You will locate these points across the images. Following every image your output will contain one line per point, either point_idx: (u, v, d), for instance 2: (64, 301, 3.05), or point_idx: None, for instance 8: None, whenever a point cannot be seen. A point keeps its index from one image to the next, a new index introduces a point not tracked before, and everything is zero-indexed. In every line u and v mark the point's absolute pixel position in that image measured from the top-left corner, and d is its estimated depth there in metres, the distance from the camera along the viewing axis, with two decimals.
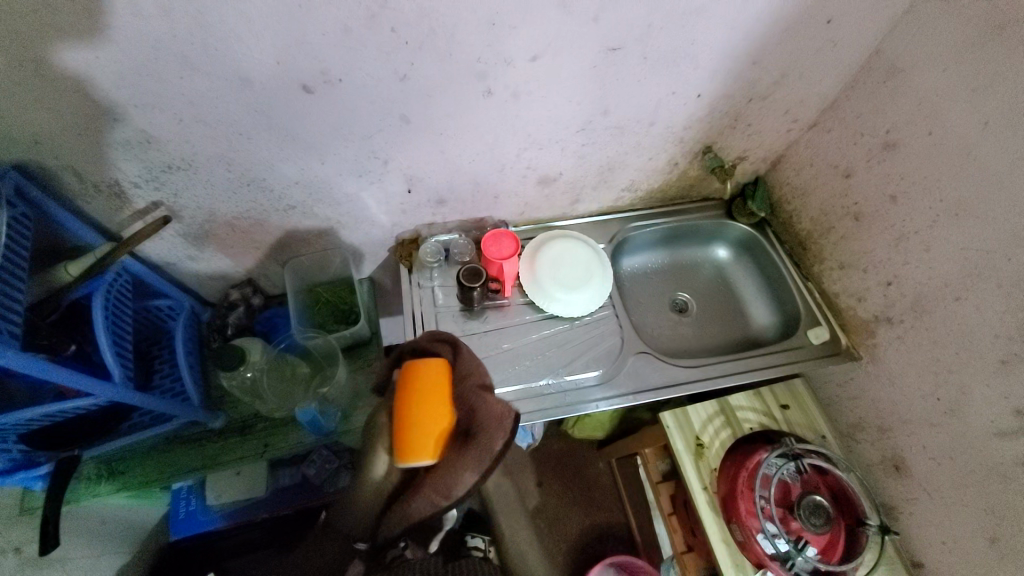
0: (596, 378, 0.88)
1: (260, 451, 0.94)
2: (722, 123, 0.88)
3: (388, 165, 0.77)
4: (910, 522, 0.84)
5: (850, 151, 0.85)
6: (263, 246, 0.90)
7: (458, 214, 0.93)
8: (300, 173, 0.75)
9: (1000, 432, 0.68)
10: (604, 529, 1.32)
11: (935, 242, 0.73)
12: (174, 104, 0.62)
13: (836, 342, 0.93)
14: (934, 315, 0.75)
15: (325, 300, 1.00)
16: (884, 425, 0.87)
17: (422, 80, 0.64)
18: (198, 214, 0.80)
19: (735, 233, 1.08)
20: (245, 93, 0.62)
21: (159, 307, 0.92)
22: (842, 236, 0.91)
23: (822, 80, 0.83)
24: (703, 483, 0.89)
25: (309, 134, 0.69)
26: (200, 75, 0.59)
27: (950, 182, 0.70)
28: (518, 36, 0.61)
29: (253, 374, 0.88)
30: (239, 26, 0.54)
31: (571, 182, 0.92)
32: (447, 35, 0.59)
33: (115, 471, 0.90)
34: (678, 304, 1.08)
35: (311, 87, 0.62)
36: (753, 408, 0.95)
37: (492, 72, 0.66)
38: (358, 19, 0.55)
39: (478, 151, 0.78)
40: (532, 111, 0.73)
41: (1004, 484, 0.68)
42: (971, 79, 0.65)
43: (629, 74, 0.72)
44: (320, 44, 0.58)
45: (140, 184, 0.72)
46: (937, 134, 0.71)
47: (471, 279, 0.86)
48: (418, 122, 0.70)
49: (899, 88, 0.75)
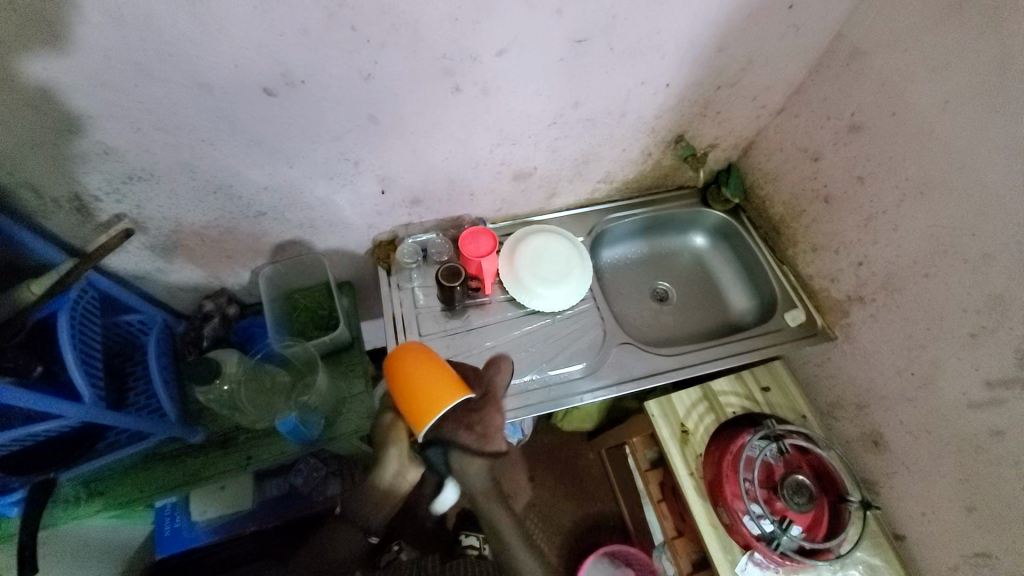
0: (580, 371, 0.88)
1: (243, 464, 0.91)
2: (693, 112, 0.88)
3: (359, 166, 0.76)
4: (890, 495, 0.86)
5: (817, 135, 0.87)
6: (235, 255, 0.88)
7: (434, 213, 0.92)
8: (269, 179, 0.74)
9: (972, 403, 0.70)
10: (597, 519, 1.34)
11: (902, 221, 0.75)
12: (131, 113, 0.60)
13: (812, 323, 0.95)
14: (904, 292, 0.77)
15: (303, 307, 0.98)
16: (862, 402, 0.89)
17: (387, 78, 0.63)
18: (165, 225, 0.78)
19: (711, 221, 1.10)
20: (204, 99, 0.60)
21: (131, 322, 0.89)
22: (813, 219, 0.92)
23: (787, 66, 0.84)
24: (689, 468, 0.90)
25: (275, 138, 0.67)
26: (155, 82, 0.57)
27: (914, 161, 0.71)
28: (482, 31, 0.61)
29: (229, 387, 0.85)
30: (194, 29, 0.52)
31: (546, 177, 0.92)
32: (410, 31, 0.58)
33: (94, 493, 0.86)
34: (658, 293, 1.09)
35: (274, 89, 0.61)
36: (735, 393, 0.97)
37: (459, 68, 0.65)
38: (317, 18, 0.54)
39: (450, 149, 0.78)
40: (502, 106, 0.73)
41: (977, 453, 0.70)
42: (930, 60, 0.66)
43: (597, 65, 0.72)
44: (279, 45, 0.56)
45: (101, 197, 0.70)
46: (900, 115, 0.72)
47: (450, 278, 0.86)
48: (387, 122, 0.69)
49: (861, 71, 0.76)
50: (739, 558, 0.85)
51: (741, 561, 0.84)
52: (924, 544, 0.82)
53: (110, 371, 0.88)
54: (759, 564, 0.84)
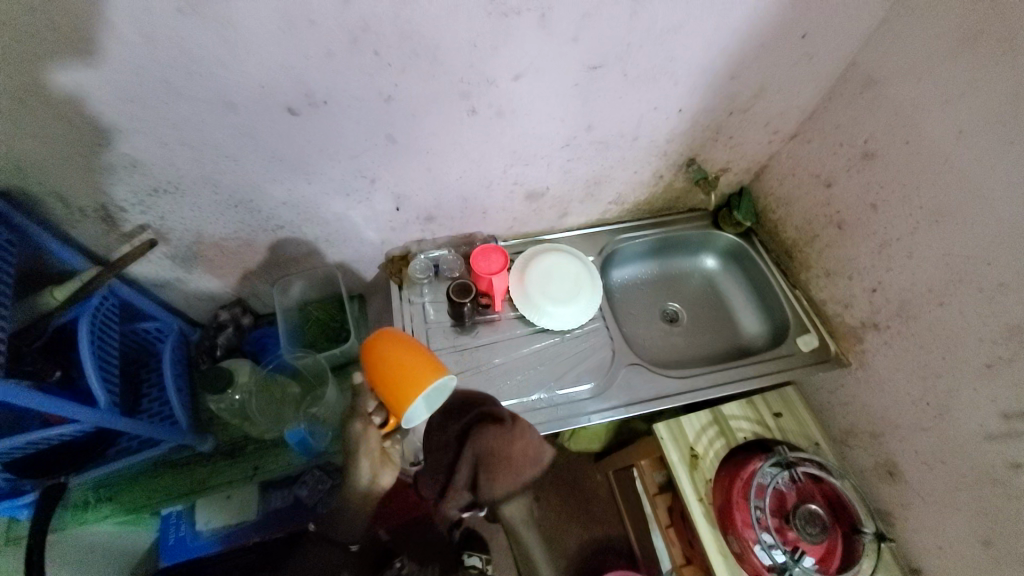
0: (589, 391, 0.88)
1: (250, 474, 0.94)
2: (705, 136, 0.89)
3: (376, 183, 0.77)
4: (906, 529, 0.84)
5: (830, 161, 0.87)
6: (252, 266, 0.90)
7: (447, 230, 0.94)
8: (288, 194, 0.76)
9: (990, 436, 0.68)
10: (603, 544, 1.31)
11: (917, 248, 0.75)
12: (159, 129, 0.62)
13: (825, 349, 0.94)
14: (919, 320, 0.76)
15: (315, 319, 0.99)
16: (877, 431, 0.87)
17: (406, 100, 0.65)
18: (185, 236, 0.80)
19: (722, 243, 1.10)
20: (230, 117, 0.62)
21: (148, 329, 0.91)
22: (826, 244, 0.92)
23: (800, 93, 0.85)
24: (698, 494, 0.89)
25: (295, 155, 0.69)
26: (184, 100, 0.59)
27: (927, 189, 0.71)
28: (499, 56, 0.63)
29: (241, 397, 0.90)
30: (223, 51, 0.55)
31: (559, 197, 0.93)
32: (430, 55, 0.60)
33: (102, 499, 0.88)
34: (669, 314, 1.09)
35: (297, 109, 0.63)
36: (745, 417, 0.96)
37: (476, 91, 0.67)
38: (341, 43, 0.56)
39: (465, 168, 0.79)
40: (516, 128, 0.74)
41: (996, 489, 0.68)
42: (943, 89, 0.67)
43: (610, 90, 0.73)
44: (303, 68, 0.58)
45: (127, 208, 0.73)
46: (913, 144, 0.72)
47: (461, 294, 0.86)
48: (404, 141, 0.71)
49: (874, 99, 0.77)
50: None
51: None
52: None
53: (126, 377, 0.90)
54: None
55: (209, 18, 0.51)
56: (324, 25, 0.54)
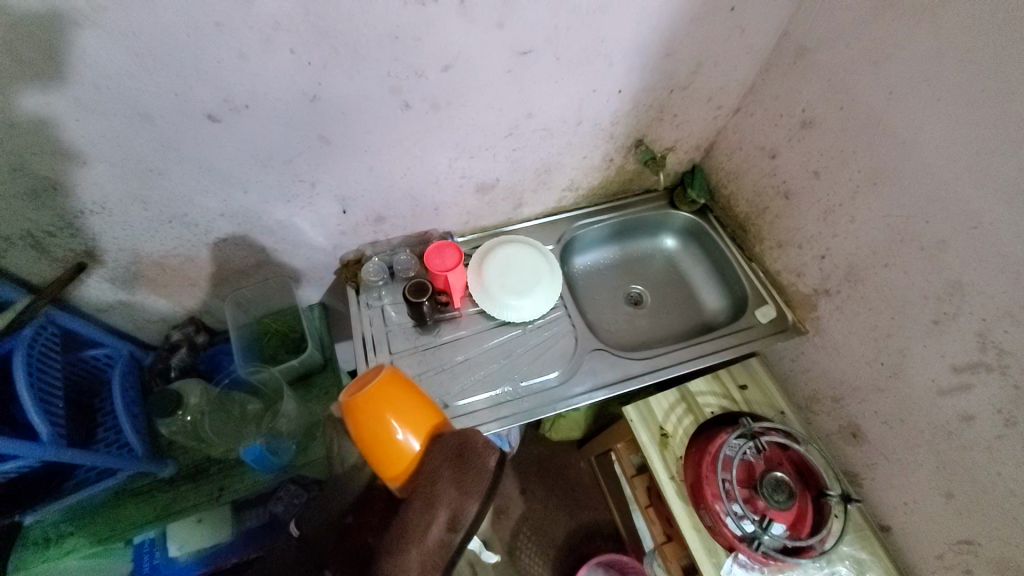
0: (556, 379, 0.88)
1: (215, 496, 0.90)
2: (650, 116, 0.89)
3: (316, 187, 0.75)
4: (873, 487, 0.86)
5: (772, 132, 0.88)
6: (200, 282, 0.87)
7: (401, 230, 0.92)
8: (224, 205, 0.73)
9: (942, 390, 0.70)
10: (590, 529, 1.32)
11: (858, 212, 0.76)
12: (74, 148, 0.60)
13: (783, 319, 0.95)
14: (867, 283, 0.77)
15: (273, 331, 0.97)
16: (837, 394, 0.89)
17: (332, 99, 0.64)
18: (122, 256, 0.77)
19: (679, 222, 1.10)
20: (148, 129, 0.60)
21: (96, 356, 0.88)
22: (776, 215, 0.93)
23: (737, 67, 0.86)
24: (670, 471, 0.90)
25: (225, 164, 0.67)
26: (96, 117, 0.57)
27: (864, 153, 0.72)
28: (423, 47, 0.61)
29: (193, 418, 0.86)
30: (129, 62, 0.53)
31: (509, 188, 0.92)
32: (351, 50, 0.59)
33: (64, 533, 0.84)
34: (633, 296, 1.09)
35: (217, 116, 0.61)
36: (712, 392, 0.97)
37: (406, 85, 0.65)
38: (252, 43, 0.55)
39: (407, 165, 0.78)
40: (454, 120, 0.73)
41: (951, 441, 0.70)
42: (872, 53, 0.68)
43: (545, 75, 0.72)
44: (218, 72, 0.56)
45: (54, 234, 0.69)
46: (847, 109, 0.73)
47: (417, 294, 0.85)
48: (339, 141, 0.69)
49: (807, 68, 0.78)
50: (723, 561, 0.84)
51: (725, 563, 0.83)
52: (910, 536, 0.81)
53: (76, 408, 0.86)
54: (743, 565, 0.82)
55: (107, 29, 0.49)
56: (231, 27, 0.52)
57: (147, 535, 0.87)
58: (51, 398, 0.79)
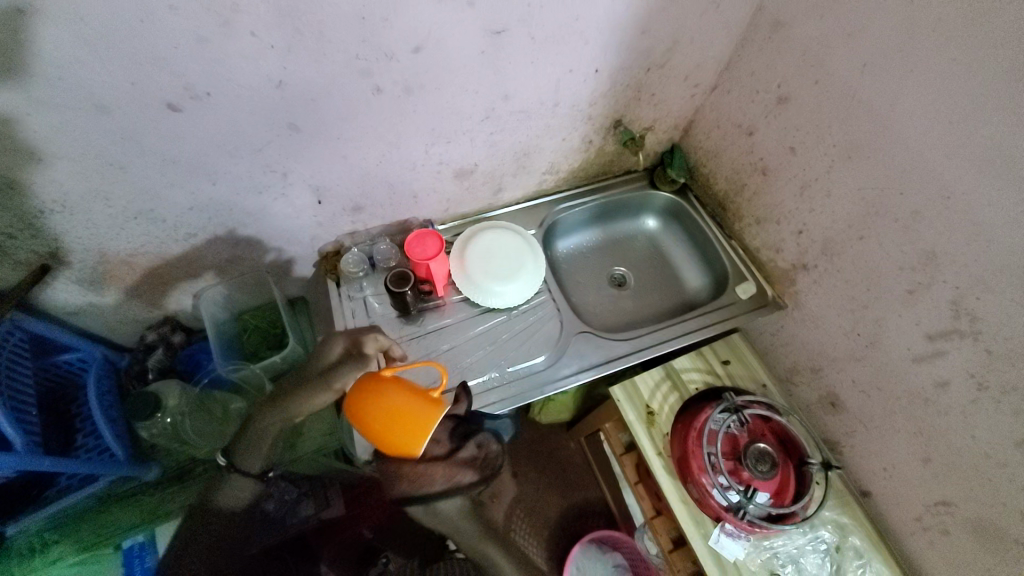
0: (542, 364, 0.88)
1: (205, 494, 0.91)
2: (627, 95, 0.88)
3: (288, 177, 0.73)
4: (852, 453, 0.89)
5: (749, 108, 0.88)
6: (173, 280, 0.85)
7: (380, 219, 0.91)
8: (193, 199, 0.71)
9: (917, 357, 0.72)
10: (582, 508, 1.34)
11: (834, 186, 0.77)
12: (26, 144, 0.56)
13: (763, 294, 0.97)
14: (844, 256, 0.79)
15: (254, 327, 0.96)
16: (816, 366, 0.91)
17: (300, 85, 0.61)
18: (88, 256, 0.74)
19: (660, 202, 1.11)
20: (105, 121, 0.57)
21: (69, 361, 0.86)
22: (754, 192, 0.93)
23: (713, 43, 0.85)
24: (657, 448, 0.91)
25: (191, 156, 0.65)
26: (49, 110, 0.54)
27: (840, 127, 0.73)
28: (392, 28, 0.59)
29: (173, 420, 0.86)
30: (79, 50, 0.50)
31: (488, 172, 0.91)
32: (317, 33, 0.57)
33: (49, 542, 0.83)
34: (616, 278, 1.09)
35: (178, 105, 0.58)
36: (696, 368, 0.98)
37: (377, 68, 0.63)
38: (211, 27, 0.52)
39: (382, 152, 0.76)
40: (428, 104, 0.71)
41: (925, 407, 0.73)
42: (845, 25, 0.68)
43: (520, 55, 0.71)
44: (175, 59, 0.54)
45: (13, 235, 0.66)
46: (822, 83, 0.73)
47: (400, 283, 0.84)
48: (309, 129, 0.67)
49: (782, 42, 0.78)
50: (711, 531, 0.86)
51: (712, 533, 0.85)
52: (888, 498, 0.84)
53: (51, 415, 0.84)
54: (730, 535, 0.85)
55: (54, 15, 0.46)
56: (188, 10, 0.50)
57: (135, 539, 0.88)
58: (24, 405, 0.76)
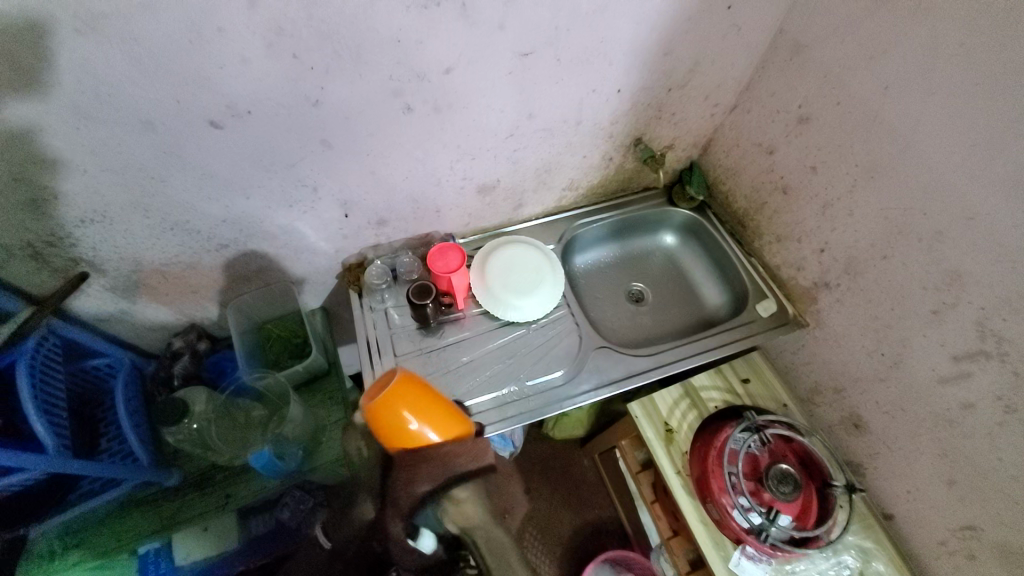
0: (562, 378, 0.88)
1: (223, 502, 0.91)
2: (648, 115, 0.90)
3: (318, 191, 0.75)
4: (875, 476, 0.87)
5: (769, 128, 0.89)
6: (201, 289, 0.87)
7: (402, 232, 0.92)
8: (226, 211, 0.73)
9: (942, 379, 0.71)
10: (596, 526, 1.32)
11: (857, 206, 0.77)
12: (76, 159, 0.59)
13: (784, 312, 0.96)
14: (867, 275, 0.79)
15: (277, 336, 0.97)
16: (838, 386, 0.90)
17: (335, 104, 0.64)
18: (122, 265, 0.76)
19: (678, 219, 1.11)
20: (150, 137, 0.60)
21: (97, 366, 0.87)
22: (774, 210, 0.94)
23: (734, 64, 0.86)
24: (676, 467, 0.90)
25: (227, 170, 0.67)
26: (96, 124, 0.56)
27: (862, 148, 0.73)
28: (426, 50, 0.61)
29: (199, 426, 0.88)
30: (131, 69, 0.52)
31: (510, 188, 0.92)
32: (353, 56, 0.59)
33: (70, 546, 0.83)
34: (633, 294, 1.10)
35: (219, 122, 0.61)
36: (715, 387, 0.98)
37: (408, 87, 0.65)
38: (256, 49, 0.54)
39: (409, 168, 0.78)
40: (457, 122, 0.73)
41: (952, 430, 0.71)
42: (868, 49, 0.69)
43: (546, 76, 0.73)
44: (220, 78, 0.56)
45: (55, 243, 0.69)
46: (845, 104, 0.74)
47: (421, 296, 0.85)
48: (341, 145, 0.69)
49: (804, 64, 0.79)
50: (731, 553, 0.84)
51: (733, 556, 0.84)
52: (913, 522, 0.82)
53: (78, 418, 0.86)
54: (751, 557, 0.83)
55: (110, 37, 0.49)
56: (234, 32, 0.52)
57: (152, 544, 0.87)
58: (55, 408, 0.78)
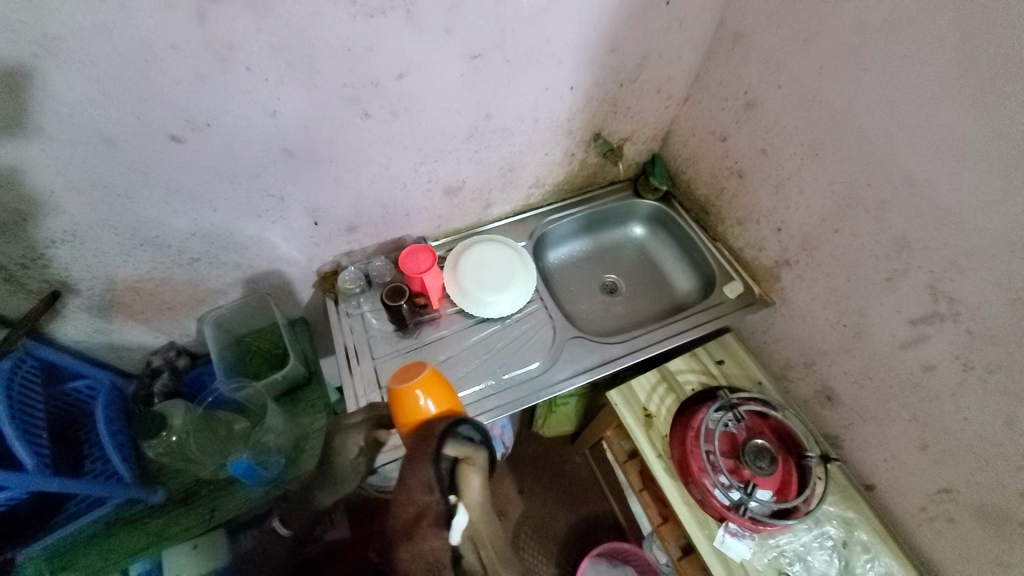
0: (539, 369, 0.90)
1: (208, 517, 0.91)
2: (603, 110, 0.93)
3: (286, 201, 0.78)
4: (852, 447, 0.89)
5: (720, 115, 0.93)
6: (178, 305, 0.88)
7: (374, 238, 0.94)
8: (196, 224, 0.75)
9: (902, 342, 0.73)
10: (591, 523, 1.32)
11: (805, 183, 0.80)
12: (42, 179, 0.61)
13: (750, 293, 0.99)
14: (821, 249, 0.82)
15: (255, 349, 0.99)
16: (808, 360, 0.92)
17: (294, 114, 0.66)
18: (96, 284, 0.78)
19: (645, 210, 1.14)
20: (113, 154, 0.61)
21: (77, 388, 0.88)
22: (733, 194, 0.97)
23: (682, 57, 0.90)
24: (656, 451, 0.92)
25: (193, 183, 0.69)
26: (60, 144, 0.58)
27: (804, 127, 0.77)
28: (377, 57, 0.64)
29: (178, 438, 0.89)
30: (91, 89, 0.55)
31: (476, 188, 0.95)
32: (308, 65, 0.62)
33: (56, 570, 0.83)
34: (607, 285, 1.12)
35: (181, 136, 0.63)
36: (691, 369, 1.00)
37: (365, 94, 0.68)
38: (210, 65, 0.57)
39: (374, 174, 0.80)
40: (415, 126, 0.76)
41: (916, 392, 0.74)
42: (800, 32, 0.73)
43: (498, 77, 0.76)
44: (179, 94, 0.58)
45: (27, 265, 0.70)
46: (785, 87, 0.78)
47: (394, 297, 0.87)
48: (303, 155, 0.72)
49: (744, 51, 0.83)
50: (715, 531, 0.86)
51: (717, 533, 0.85)
52: (891, 489, 0.84)
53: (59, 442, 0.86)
54: (735, 534, 0.84)
55: (69, 59, 0.51)
56: (188, 49, 0.55)
57: (145, 564, 0.90)
58: (36, 429, 0.79)
